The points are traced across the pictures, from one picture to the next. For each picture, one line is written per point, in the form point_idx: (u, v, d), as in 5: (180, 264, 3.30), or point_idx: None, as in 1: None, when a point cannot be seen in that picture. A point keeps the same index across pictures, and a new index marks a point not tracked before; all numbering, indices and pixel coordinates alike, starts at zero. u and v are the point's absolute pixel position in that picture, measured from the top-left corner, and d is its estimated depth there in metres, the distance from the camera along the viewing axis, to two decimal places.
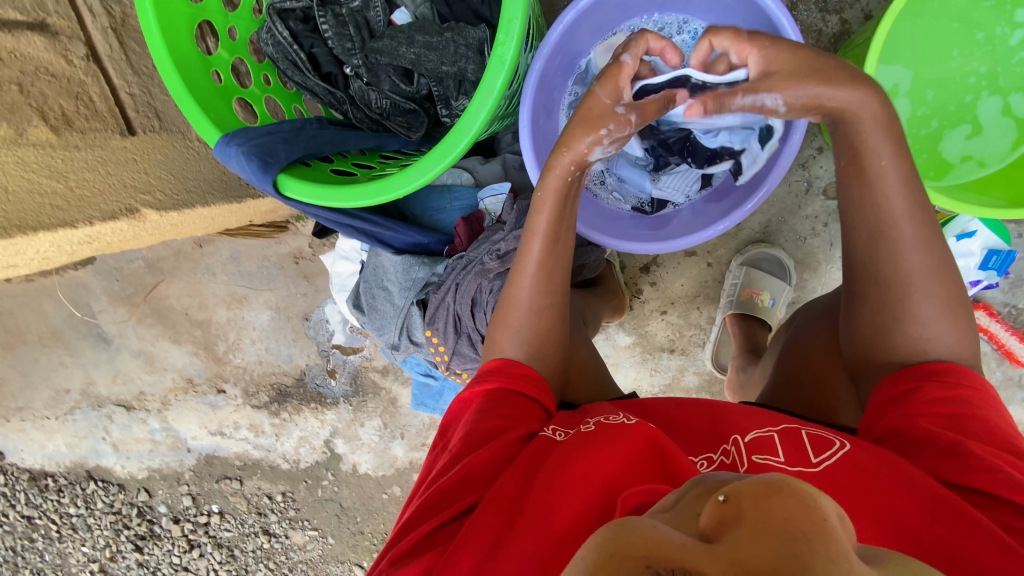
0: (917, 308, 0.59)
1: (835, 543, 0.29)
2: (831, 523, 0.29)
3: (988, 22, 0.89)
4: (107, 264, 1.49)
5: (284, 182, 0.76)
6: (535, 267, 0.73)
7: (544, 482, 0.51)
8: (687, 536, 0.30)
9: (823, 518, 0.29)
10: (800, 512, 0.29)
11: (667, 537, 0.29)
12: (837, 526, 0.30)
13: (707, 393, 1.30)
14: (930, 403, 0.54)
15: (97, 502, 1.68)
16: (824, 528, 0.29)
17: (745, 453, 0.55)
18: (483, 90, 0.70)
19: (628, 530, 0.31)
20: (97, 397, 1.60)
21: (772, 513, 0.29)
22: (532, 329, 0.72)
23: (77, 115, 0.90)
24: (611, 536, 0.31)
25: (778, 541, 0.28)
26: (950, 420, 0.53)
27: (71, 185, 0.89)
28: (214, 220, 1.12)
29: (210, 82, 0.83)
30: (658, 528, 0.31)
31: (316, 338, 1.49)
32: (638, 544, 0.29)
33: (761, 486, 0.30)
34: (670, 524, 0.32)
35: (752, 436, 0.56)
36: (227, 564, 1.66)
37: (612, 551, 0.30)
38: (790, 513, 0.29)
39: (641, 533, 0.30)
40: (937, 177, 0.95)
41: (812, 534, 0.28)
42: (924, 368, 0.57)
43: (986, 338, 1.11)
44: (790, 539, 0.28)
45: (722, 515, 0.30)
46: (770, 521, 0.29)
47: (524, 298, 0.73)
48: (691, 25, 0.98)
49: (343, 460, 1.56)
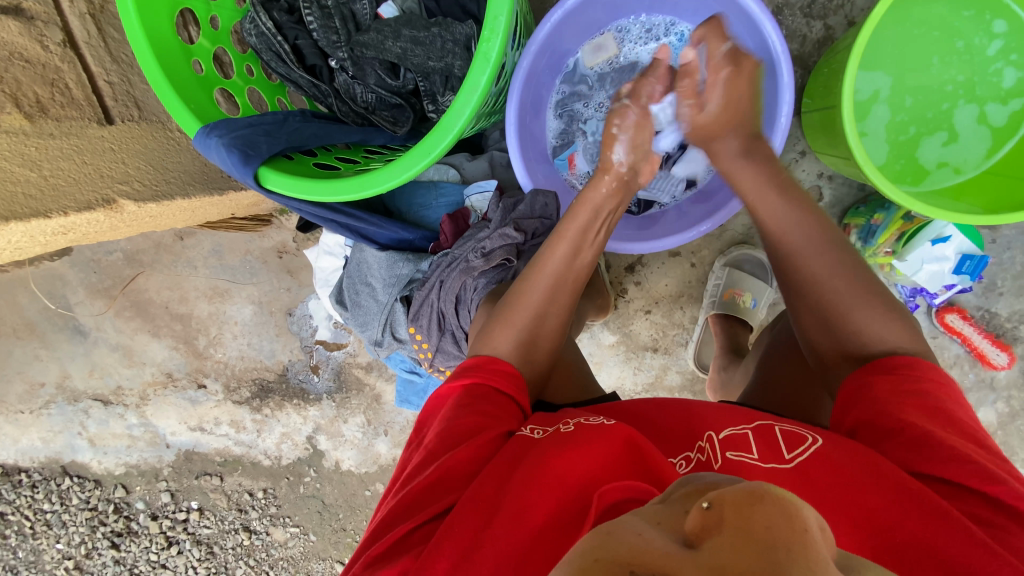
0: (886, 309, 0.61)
1: (814, 553, 0.29)
2: (813, 534, 0.30)
3: (968, 31, 0.91)
4: (85, 255, 1.46)
5: (267, 176, 0.75)
6: (556, 268, 0.75)
7: (520, 480, 0.51)
8: (671, 543, 0.31)
9: (804, 528, 0.30)
10: (781, 522, 0.30)
11: (651, 546, 0.31)
12: (818, 536, 0.31)
13: (690, 392, 1.31)
14: (896, 395, 0.55)
15: (73, 498, 1.64)
16: (806, 538, 0.29)
17: (720, 449, 0.55)
18: (467, 86, 0.70)
19: (615, 539, 0.32)
20: (73, 391, 1.57)
21: (754, 520, 0.30)
22: (513, 327, 0.72)
23: (52, 103, 0.87)
24: (601, 544, 0.33)
25: (758, 550, 0.29)
26: (919, 411, 0.53)
27: (45, 174, 0.85)
28: (195, 212, 1.10)
29: (191, 72, 0.81)
30: (644, 537, 0.32)
31: (299, 333, 1.48)
32: (623, 554, 0.31)
33: (745, 494, 0.31)
34: (660, 529, 0.33)
35: (727, 433, 0.57)
36: (206, 561, 1.64)
37: (597, 559, 0.32)
38: (771, 522, 0.29)
39: (629, 543, 0.32)
40: (913, 183, 0.97)
41: (792, 544, 0.29)
42: (884, 361, 0.59)
43: (960, 341, 1.13)
44: (770, 547, 0.29)
45: (705, 521, 0.31)
46: (751, 528, 0.30)
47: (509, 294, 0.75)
48: (678, 27, 0.99)
49: (326, 457, 1.55)
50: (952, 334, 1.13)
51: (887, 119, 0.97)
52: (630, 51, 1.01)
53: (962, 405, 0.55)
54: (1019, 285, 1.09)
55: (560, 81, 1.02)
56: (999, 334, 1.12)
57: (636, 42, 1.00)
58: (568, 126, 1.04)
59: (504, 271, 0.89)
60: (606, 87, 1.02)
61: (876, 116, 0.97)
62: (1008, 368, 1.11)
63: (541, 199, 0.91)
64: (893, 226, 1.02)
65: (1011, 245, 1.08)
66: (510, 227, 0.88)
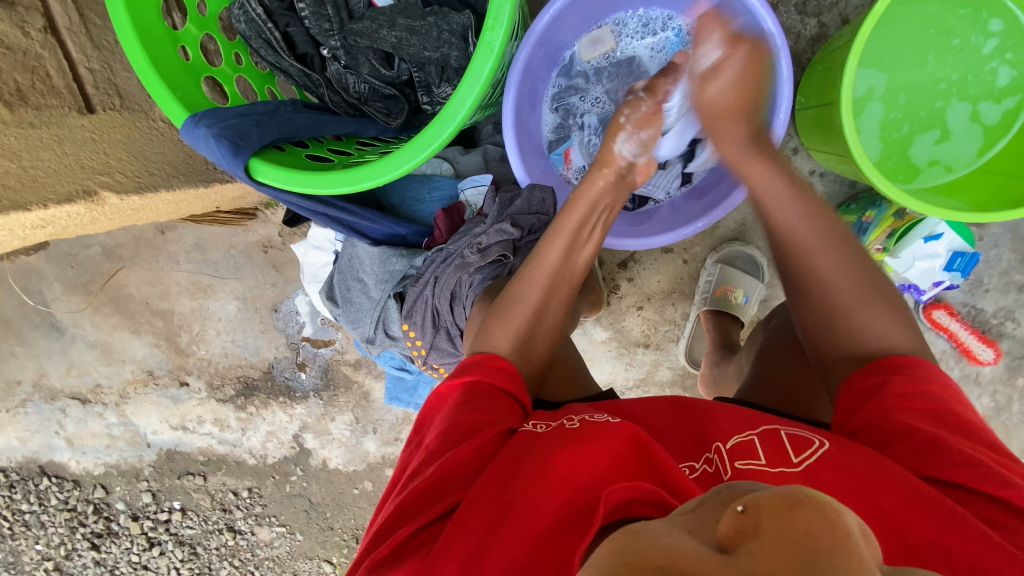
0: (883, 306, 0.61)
1: (857, 558, 0.29)
2: (853, 538, 0.29)
3: (963, 30, 0.92)
4: (61, 249, 1.41)
5: (256, 167, 0.72)
6: (552, 265, 0.75)
7: (524, 480, 0.50)
8: (704, 545, 0.31)
9: (846, 533, 0.29)
10: (822, 527, 0.29)
11: (684, 548, 0.31)
12: (862, 544, 0.30)
13: (680, 388, 1.32)
14: (901, 397, 0.56)
15: (50, 499, 1.59)
16: (847, 543, 0.29)
17: (729, 460, 0.55)
18: (470, 76, 0.68)
19: (645, 541, 0.32)
20: (50, 389, 1.51)
21: (793, 525, 0.29)
22: (512, 324, 0.70)
23: (32, 91, 0.85)
24: (630, 547, 0.32)
25: (799, 554, 0.28)
26: (925, 415, 0.54)
27: (24, 164, 0.83)
28: (179, 205, 1.07)
29: (177, 58, 0.78)
30: (675, 540, 0.32)
31: (285, 330, 1.45)
32: (654, 554, 0.31)
33: (781, 499, 0.31)
34: (690, 534, 0.33)
35: (734, 442, 0.57)
36: (190, 562, 1.60)
37: (627, 559, 0.31)
38: (810, 527, 0.29)
39: (660, 546, 0.31)
40: (906, 180, 0.98)
41: (833, 550, 0.28)
42: (885, 361, 0.59)
43: (946, 337, 1.15)
44: (811, 552, 0.28)
45: (741, 525, 0.31)
46: (790, 533, 0.29)
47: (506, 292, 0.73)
48: (675, 21, 0.97)
49: (313, 455, 1.53)
50: (939, 330, 1.15)
51: (881, 116, 0.98)
52: (627, 45, 0.99)
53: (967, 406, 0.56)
54: (1004, 282, 1.11)
55: (556, 75, 1.01)
56: (984, 330, 1.14)
57: (632, 36, 0.99)
58: (564, 120, 1.03)
59: (500, 266, 0.88)
60: (602, 82, 1.01)
61: (870, 113, 0.98)
62: (992, 363, 1.14)
63: (538, 195, 0.90)
64: (884, 223, 1.03)
65: (998, 242, 1.10)
66: (507, 223, 0.87)
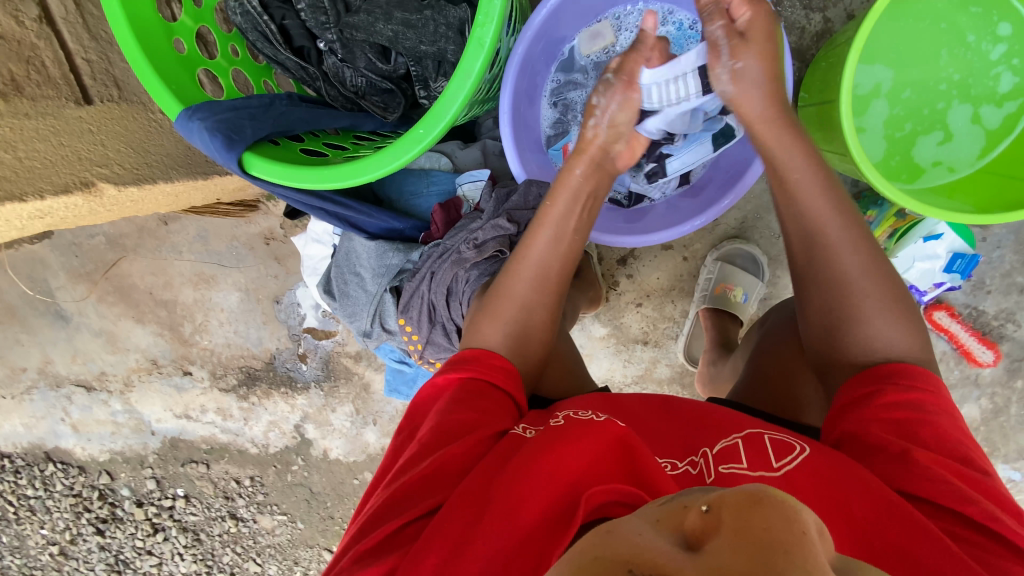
0: (860, 308, 0.63)
1: (812, 556, 0.29)
2: (809, 535, 0.30)
3: (976, 29, 0.90)
4: (65, 239, 1.43)
5: (250, 161, 0.72)
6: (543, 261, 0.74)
7: (511, 475, 0.50)
8: (672, 543, 0.31)
9: (802, 531, 0.30)
10: (779, 523, 0.29)
11: (650, 546, 0.31)
12: (818, 541, 0.30)
13: (679, 385, 1.32)
14: (884, 407, 0.56)
15: (56, 484, 1.62)
16: (802, 539, 0.29)
17: (713, 465, 0.55)
18: (461, 72, 0.67)
19: (615, 537, 0.33)
20: (55, 376, 1.54)
21: (752, 522, 0.30)
22: (518, 322, 0.71)
23: (28, 81, 0.84)
24: (599, 543, 0.33)
25: (755, 552, 0.29)
26: (905, 427, 0.54)
27: (19, 155, 0.82)
28: (178, 196, 1.06)
29: (172, 51, 0.78)
30: (643, 536, 0.32)
31: (287, 321, 1.46)
32: (624, 551, 0.31)
33: (744, 497, 0.31)
34: (657, 526, 0.34)
35: (720, 446, 0.57)
36: (193, 548, 1.62)
37: (596, 555, 0.32)
38: (769, 524, 0.29)
39: (629, 540, 0.32)
40: (909, 181, 0.96)
41: (788, 545, 0.29)
42: (877, 370, 0.59)
43: (946, 338, 1.14)
44: (767, 550, 0.28)
45: (705, 524, 0.31)
46: (749, 531, 0.29)
47: (524, 292, 0.73)
48: (676, 16, 0.96)
49: (314, 445, 1.54)
50: (939, 331, 1.14)
51: (885, 115, 0.96)
52: (627, 39, 0.97)
53: (954, 416, 0.56)
54: (1007, 284, 1.10)
55: (556, 70, 1.00)
56: (986, 332, 1.13)
57: (631, 30, 0.97)
58: (563, 116, 1.01)
59: (497, 263, 0.88)
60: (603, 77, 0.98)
61: (875, 111, 0.96)
62: (992, 364, 1.14)
63: (535, 190, 0.90)
64: (886, 223, 1.02)
65: (1001, 243, 1.09)
66: (503, 219, 0.88)
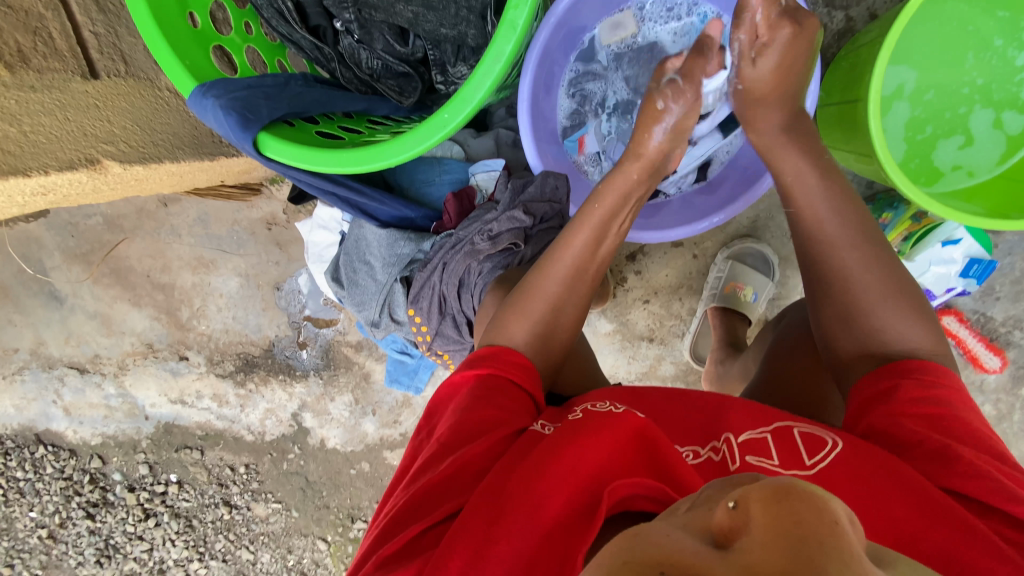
0: (885, 312, 0.62)
1: (847, 547, 0.27)
2: (843, 527, 0.28)
3: (1004, 32, 0.89)
4: (61, 218, 1.40)
5: (266, 143, 0.70)
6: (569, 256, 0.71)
7: (530, 471, 0.49)
8: (700, 541, 0.30)
9: (835, 521, 0.28)
10: (811, 514, 0.28)
11: (678, 544, 0.29)
12: (850, 530, 0.28)
13: (683, 383, 1.31)
14: (912, 402, 0.55)
15: (47, 467, 1.59)
16: (836, 531, 0.27)
17: (738, 452, 0.54)
18: (490, 55, 0.66)
19: (642, 538, 0.31)
20: (48, 357, 1.51)
21: (783, 513, 0.28)
22: (546, 321, 0.69)
23: (34, 53, 0.81)
24: (626, 546, 0.31)
25: (787, 545, 0.27)
26: (934, 420, 0.54)
27: (25, 129, 0.80)
28: (183, 177, 1.04)
29: (186, 26, 0.75)
30: (671, 536, 0.31)
31: (287, 308, 1.44)
32: (652, 553, 0.29)
33: (772, 488, 0.29)
34: (685, 527, 0.32)
35: (746, 436, 0.56)
36: (184, 534, 1.60)
37: (625, 559, 0.30)
38: (801, 516, 0.27)
39: (656, 542, 0.30)
40: (927, 184, 0.96)
41: (823, 537, 0.27)
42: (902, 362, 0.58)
43: (955, 343, 1.14)
44: (799, 541, 0.27)
45: (733, 520, 0.30)
46: (780, 522, 0.28)
47: (549, 288, 0.71)
48: (701, 7, 0.94)
49: (311, 434, 1.53)
50: (947, 336, 1.14)
51: (906, 117, 0.95)
52: (649, 31, 0.96)
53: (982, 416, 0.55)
54: (1016, 290, 1.10)
55: (574, 59, 0.98)
56: (993, 338, 1.13)
57: (657, 21, 0.95)
58: (580, 106, 1.00)
59: (511, 255, 0.87)
60: (622, 68, 0.98)
61: (896, 113, 0.95)
62: (998, 371, 1.14)
63: (551, 182, 0.87)
64: (901, 226, 1.02)
65: (1013, 250, 1.08)
66: (519, 211, 0.85)
